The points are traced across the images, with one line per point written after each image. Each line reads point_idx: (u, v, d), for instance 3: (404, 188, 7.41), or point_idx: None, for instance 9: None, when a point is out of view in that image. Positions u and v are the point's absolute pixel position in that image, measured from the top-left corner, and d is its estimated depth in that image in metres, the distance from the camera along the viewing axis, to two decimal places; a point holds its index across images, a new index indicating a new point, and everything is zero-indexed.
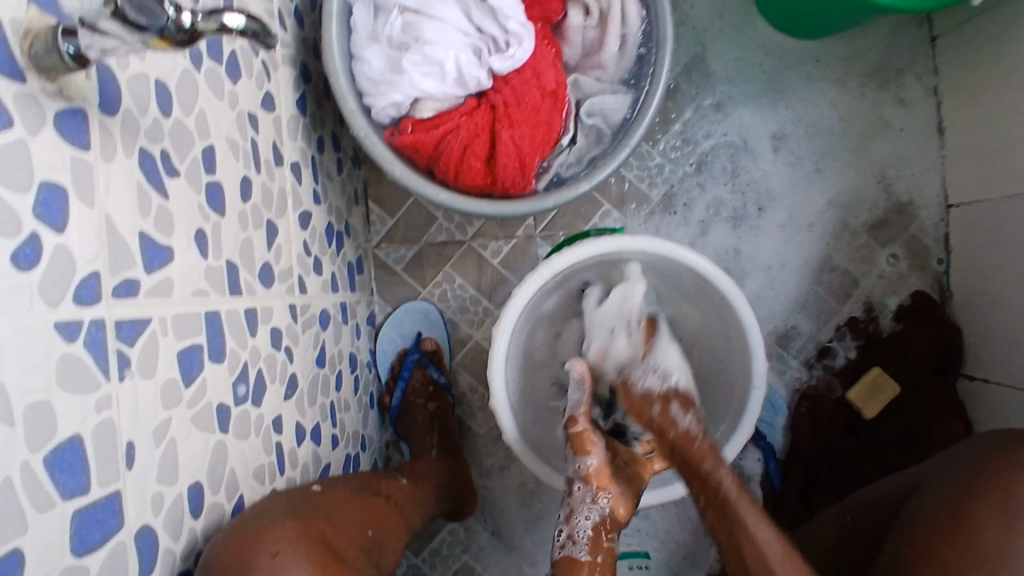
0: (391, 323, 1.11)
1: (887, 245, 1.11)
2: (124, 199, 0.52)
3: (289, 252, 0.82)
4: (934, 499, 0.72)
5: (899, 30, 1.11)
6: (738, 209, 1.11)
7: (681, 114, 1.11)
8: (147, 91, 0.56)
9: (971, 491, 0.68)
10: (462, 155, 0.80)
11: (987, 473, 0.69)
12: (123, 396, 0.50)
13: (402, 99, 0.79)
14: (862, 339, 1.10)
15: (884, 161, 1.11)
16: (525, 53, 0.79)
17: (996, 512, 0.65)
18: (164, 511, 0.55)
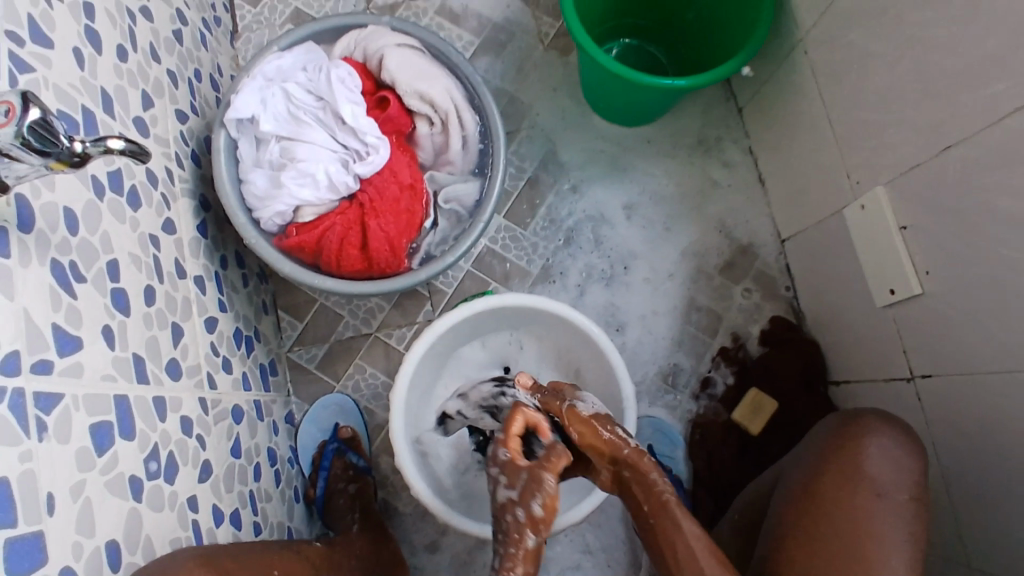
0: (308, 419, 1.20)
1: (739, 282, 1.28)
2: (39, 297, 0.64)
3: (196, 352, 0.93)
4: (791, 483, 0.85)
5: (709, 108, 1.35)
6: (607, 270, 1.27)
7: (544, 199, 1.30)
8: (57, 215, 0.69)
9: (819, 475, 0.82)
10: (341, 247, 0.94)
11: (830, 462, 0.83)
12: (42, 455, 0.59)
13: (285, 208, 0.95)
14: (734, 365, 1.24)
15: (721, 213, 1.31)
16: (383, 158, 0.96)
17: (842, 491, 0.80)
18: (84, 557, 0.62)
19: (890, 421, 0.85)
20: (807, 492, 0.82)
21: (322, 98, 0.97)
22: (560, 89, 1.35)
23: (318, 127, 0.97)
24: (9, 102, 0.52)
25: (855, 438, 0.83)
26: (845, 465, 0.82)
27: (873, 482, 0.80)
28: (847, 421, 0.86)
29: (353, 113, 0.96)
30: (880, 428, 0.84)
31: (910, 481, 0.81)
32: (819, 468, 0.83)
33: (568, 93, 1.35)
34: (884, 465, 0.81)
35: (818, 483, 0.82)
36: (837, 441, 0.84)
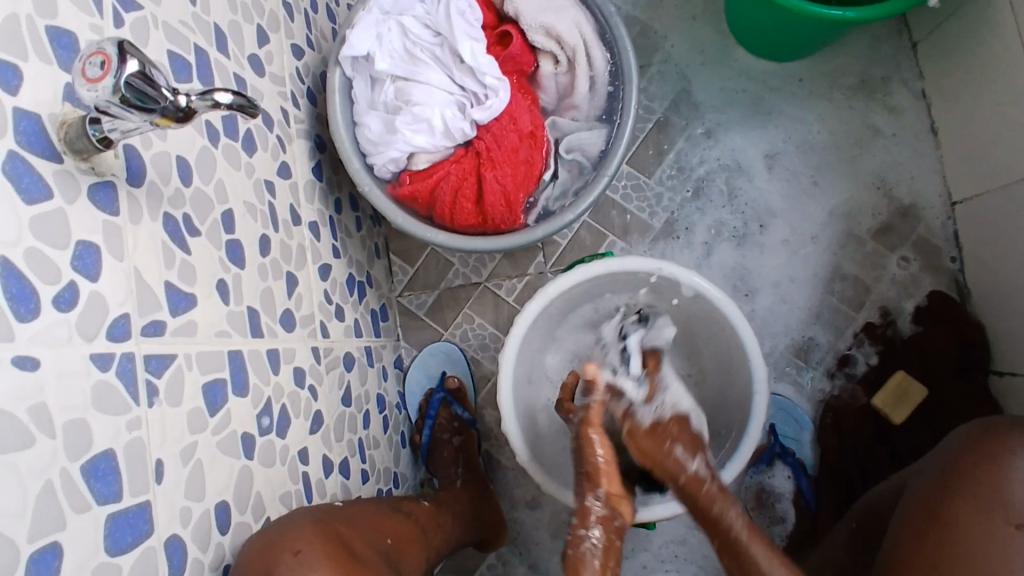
0: (417, 364, 1.19)
1: (895, 249, 1.12)
2: (150, 254, 0.62)
3: (310, 300, 0.92)
4: (917, 497, 0.73)
5: (877, 42, 1.15)
6: (740, 228, 1.15)
7: (673, 145, 1.18)
8: (169, 165, 0.67)
9: (949, 496, 0.70)
10: (455, 199, 0.89)
11: (961, 481, 0.70)
12: (152, 419, 0.59)
13: (399, 155, 0.89)
14: (881, 345, 1.10)
15: (880, 168, 1.13)
16: (502, 103, 0.87)
17: (973, 517, 0.67)
18: (192, 523, 0.62)
19: None
20: (928, 513, 0.70)
21: (441, 34, 0.89)
22: (699, 17, 1.19)
23: (435, 66, 0.90)
24: (105, 52, 0.48)
25: (994, 454, 0.70)
26: (979, 485, 0.69)
27: (1011, 507, 0.67)
28: (986, 433, 0.73)
29: (472, 50, 0.87)
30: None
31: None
32: (949, 487, 0.71)
33: (709, 24, 1.19)
34: None
35: (944, 502, 0.70)
36: (972, 456, 0.71)
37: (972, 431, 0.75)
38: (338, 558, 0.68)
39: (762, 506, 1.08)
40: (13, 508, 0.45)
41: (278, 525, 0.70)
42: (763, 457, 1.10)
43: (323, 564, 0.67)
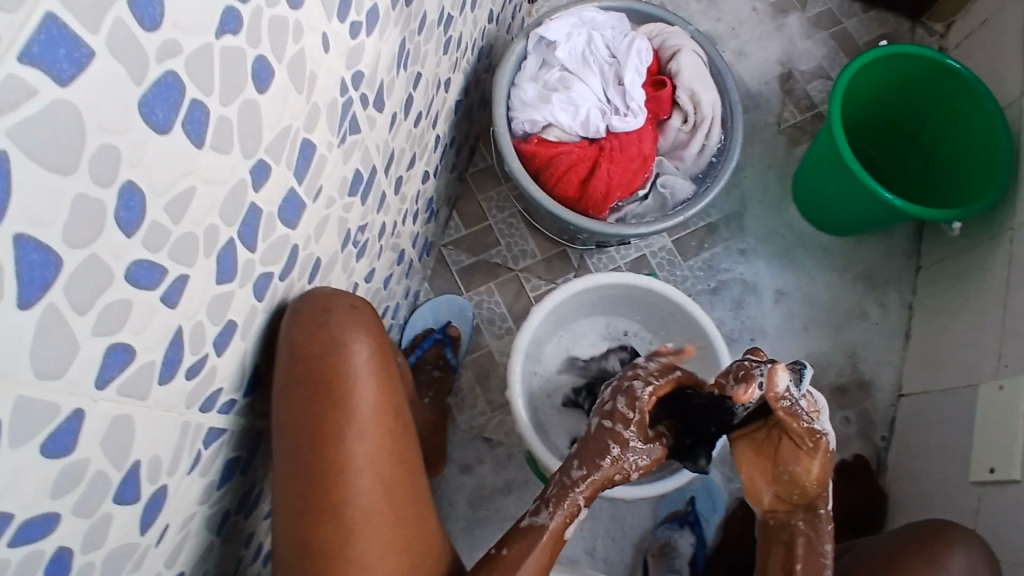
0: (429, 305, 1.30)
1: (843, 408, 1.33)
2: (388, 54, 0.78)
3: (410, 188, 1.06)
4: (875, 550, 0.90)
5: (892, 253, 1.42)
6: (734, 332, 1.36)
7: (712, 247, 1.40)
8: (421, 11, 0.84)
9: (904, 555, 0.86)
10: (566, 171, 1.06)
11: (917, 547, 0.86)
12: (333, 155, 0.71)
13: (540, 120, 1.08)
14: None
15: (856, 342, 1.37)
16: (636, 123, 1.09)
17: None
18: (305, 251, 0.72)
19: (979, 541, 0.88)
20: (886, 567, 0.86)
21: (614, 58, 1.12)
22: (773, 168, 1.46)
23: (598, 75, 1.11)
24: None
25: (941, 537, 0.87)
26: (923, 553, 0.86)
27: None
28: (937, 522, 0.90)
29: (632, 80, 1.10)
30: (970, 540, 0.87)
31: None
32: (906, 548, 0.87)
33: (778, 176, 1.46)
34: (967, 572, 0.84)
35: (902, 562, 0.86)
36: (927, 533, 0.88)
37: (922, 521, 0.90)
38: (379, 333, 0.75)
39: (662, 556, 1.19)
40: (273, 119, 0.57)
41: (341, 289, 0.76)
42: (677, 518, 1.24)
43: (369, 328, 0.73)
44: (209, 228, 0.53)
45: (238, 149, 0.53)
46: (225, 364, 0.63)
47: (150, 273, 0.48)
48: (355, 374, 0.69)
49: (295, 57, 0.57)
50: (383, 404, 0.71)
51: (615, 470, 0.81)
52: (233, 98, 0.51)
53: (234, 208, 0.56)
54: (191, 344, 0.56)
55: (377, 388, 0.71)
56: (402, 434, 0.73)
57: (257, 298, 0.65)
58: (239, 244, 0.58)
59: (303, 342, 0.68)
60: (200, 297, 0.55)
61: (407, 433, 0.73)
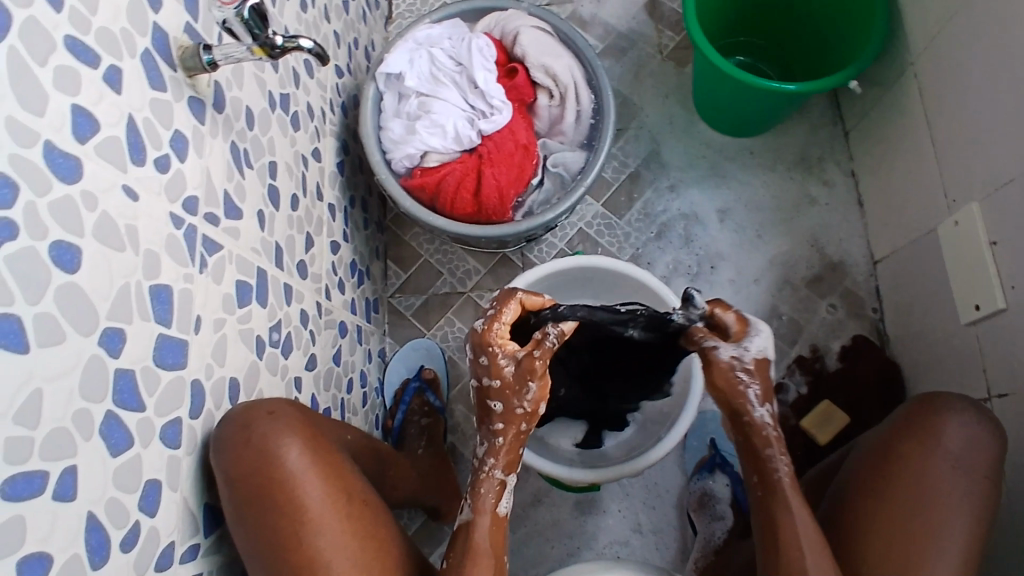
0: (398, 357, 1.31)
1: (825, 296, 1.30)
2: (219, 164, 0.78)
3: (320, 263, 1.06)
4: (869, 442, 0.87)
5: (816, 130, 1.39)
6: (694, 267, 1.33)
7: (642, 195, 1.39)
8: (240, 109, 0.84)
9: (897, 439, 0.84)
10: (457, 189, 1.06)
11: (908, 429, 0.84)
12: (199, 282, 0.71)
13: (414, 151, 1.08)
14: (810, 375, 1.25)
15: (814, 229, 1.33)
16: (504, 119, 1.08)
17: (923, 459, 0.81)
18: (212, 380, 0.72)
19: (974, 404, 0.85)
20: (881, 455, 0.84)
21: (461, 64, 1.11)
22: (671, 96, 1.44)
23: (453, 87, 1.11)
24: None
25: (935, 412, 0.84)
26: (919, 432, 0.83)
27: (948, 454, 0.81)
28: (928, 396, 0.87)
29: (485, 79, 1.09)
30: (962, 406, 0.84)
31: (984, 460, 0.81)
32: (897, 433, 0.85)
33: (678, 101, 1.43)
34: (963, 440, 0.82)
35: (896, 447, 0.83)
36: (919, 412, 0.85)
37: (912, 400, 0.88)
38: (307, 426, 0.77)
39: (702, 506, 1.17)
40: (103, 286, 0.57)
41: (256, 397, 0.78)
42: (705, 465, 1.21)
43: (295, 426, 0.76)
44: (77, 414, 0.53)
45: (73, 331, 0.54)
46: (165, 519, 0.64)
47: (28, 483, 0.49)
48: (296, 476, 0.72)
49: (99, 221, 0.58)
50: (332, 491, 0.74)
51: (515, 424, 0.79)
52: (42, 292, 0.51)
53: (98, 384, 0.56)
54: (113, 521, 0.57)
55: (322, 479, 0.74)
56: (360, 508, 0.76)
57: (172, 447, 0.65)
58: (122, 411, 0.58)
59: (236, 462, 0.70)
60: (101, 479, 0.56)
61: (366, 505, 0.77)
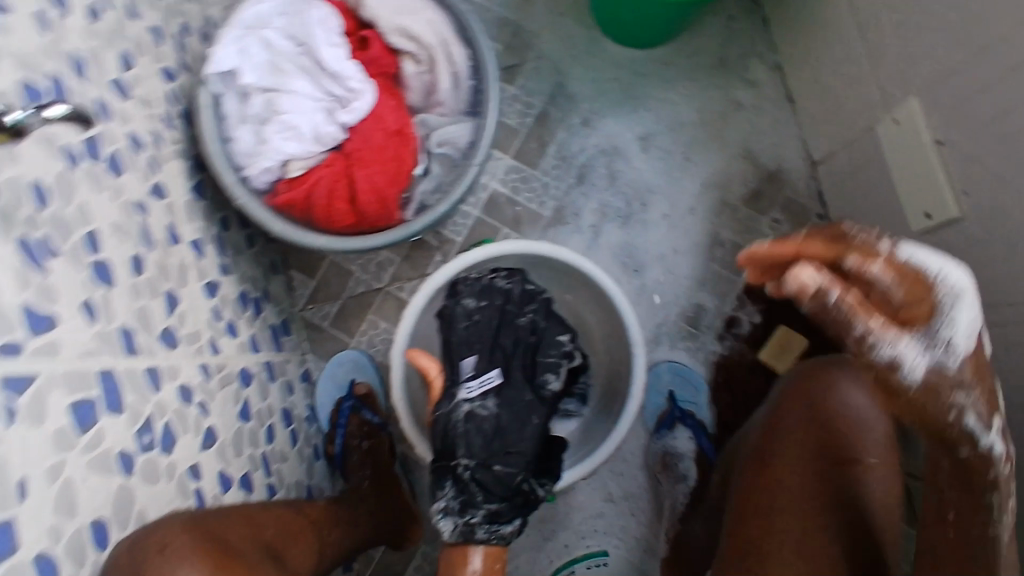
0: (325, 377, 1.19)
1: (765, 211, 1.18)
2: (6, 274, 0.61)
3: (195, 318, 0.93)
4: (754, 439, 0.89)
5: (733, 22, 1.23)
6: (623, 208, 1.21)
7: (554, 136, 1.23)
8: (21, 187, 0.66)
9: (787, 430, 0.85)
10: (330, 201, 0.90)
11: (794, 412, 0.86)
12: (11, 437, 0.57)
13: (273, 164, 0.90)
14: (762, 304, 1.17)
15: (745, 139, 1.20)
16: (367, 104, 0.91)
17: (816, 449, 0.82)
18: (64, 542, 0.61)
19: (859, 371, 0.87)
20: (768, 457, 0.84)
21: (302, 43, 0.93)
22: (566, 13, 1.25)
23: (301, 75, 0.92)
24: None
25: (823, 390, 0.86)
26: (822, 416, 0.84)
27: (846, 432, 0.82)
28: (807, 375, 0.89)
29: (334, 57, 0.91)
30: (846, 379, 0.86)
31: (880, 432, 0.84)
32: (778, 425, 0.87)
33: (576, 18, 1.25)
34: (852, 413, 0.84)
35: (779, 442, 0.85)
36: (807, 390, 0.87)
37: (798, 376, 0.89)
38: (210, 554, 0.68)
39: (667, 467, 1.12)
40: None
41: (152, 530, 0.68)
42: (665, 422, 1.15)
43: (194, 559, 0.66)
44: None
45: None
46: None
47: None
48: None
49: None
50: None
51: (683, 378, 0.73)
52: None
53: None
54: None
55: None
56: None
57: None
58: None
59: None
60: None
61: None
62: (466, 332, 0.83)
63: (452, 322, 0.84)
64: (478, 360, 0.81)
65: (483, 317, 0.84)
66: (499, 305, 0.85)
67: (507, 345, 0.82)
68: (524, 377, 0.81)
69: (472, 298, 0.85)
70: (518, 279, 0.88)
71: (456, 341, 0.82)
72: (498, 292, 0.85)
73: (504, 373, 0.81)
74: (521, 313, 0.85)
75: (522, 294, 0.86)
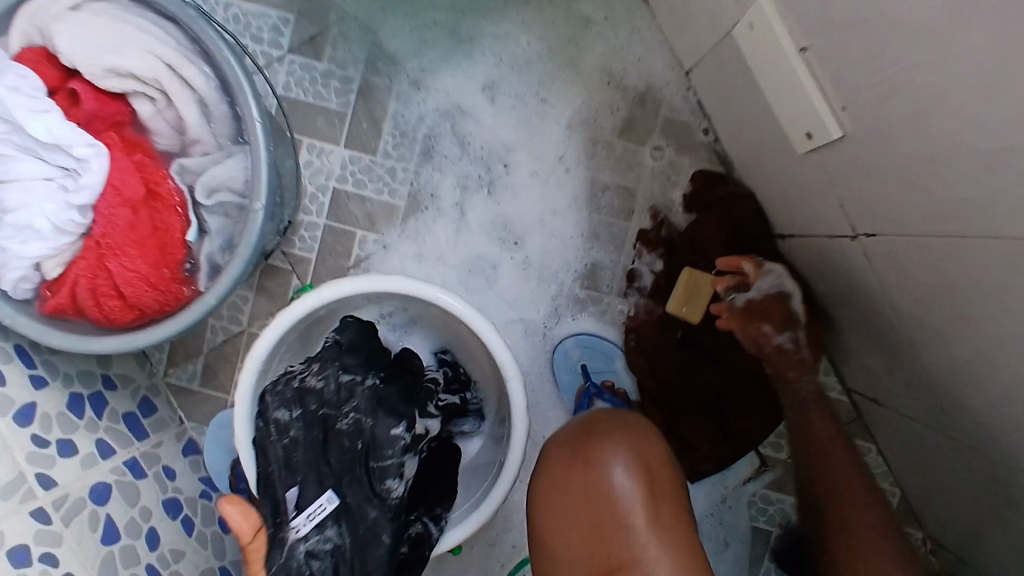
0: (212, 443, 1.08)
1: (645, 141, 1.02)
2: None
3: (10, 463, 0.78)
4: (550, 533, 0.66)
5: None
6: (484, 176, 1.04)
7: (386, 110, 1.04)
8: None
9: (569, 519, 0.65)
10: (98, 298, 0.74)
11: (568, 489, 0.66)
12: None
13: (23, 272, 0.72)
14: (661, 249, 1.01)
15: (603, 60, 1.02)
16: (98, 174, 0.73)
17: (619, 535, 0.62)
18: None
19: (631, 434, 0.67)
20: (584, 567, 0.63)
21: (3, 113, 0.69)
22: None
23: (19, 153, 0.71)
24: None
25: (587, 460, 0.66)
26: (589, 496, 0.64)
27: (626, 506, 0.63)
28: (585, 435, 0.68)
29: (47, 124, 0.70)
30: (618, 446, 0.66)
31: (670, 481, 0.66)
32: (573, 505, 0.65)
33: None
34: (633, 480, 0.64)
35: (582, 533, 0.64)
36: (569, 462, 0.67)
37: (560, 452, 0.68)
38: None
39: None
40: None
41: None
42: (582, 401, 1.00)
43: None
44: None
45: None
46: None
47: None
48: None
49: None
50: None
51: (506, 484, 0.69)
52: None
53: None
54: None
55: None
56: None
57: None
58: None
59: None
60: None
61: None
62: (285, 457, 0.64)
63: (264, 445, 0.66)
64: (304, 487, 0.63)
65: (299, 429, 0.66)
66: (314, 410, 0.67)
67: (335, 461, 0.65)
68: (362, 493, 0.65)
69: (283, 408, 0.67)
70: (333, 368, 0.70)
71: (270, 471, 0.64)
72: (310, 395, 0.67)
73: (339, 494, 0.64)
74: (342, 415, 0.67)
75: (339, 389, 0.68)
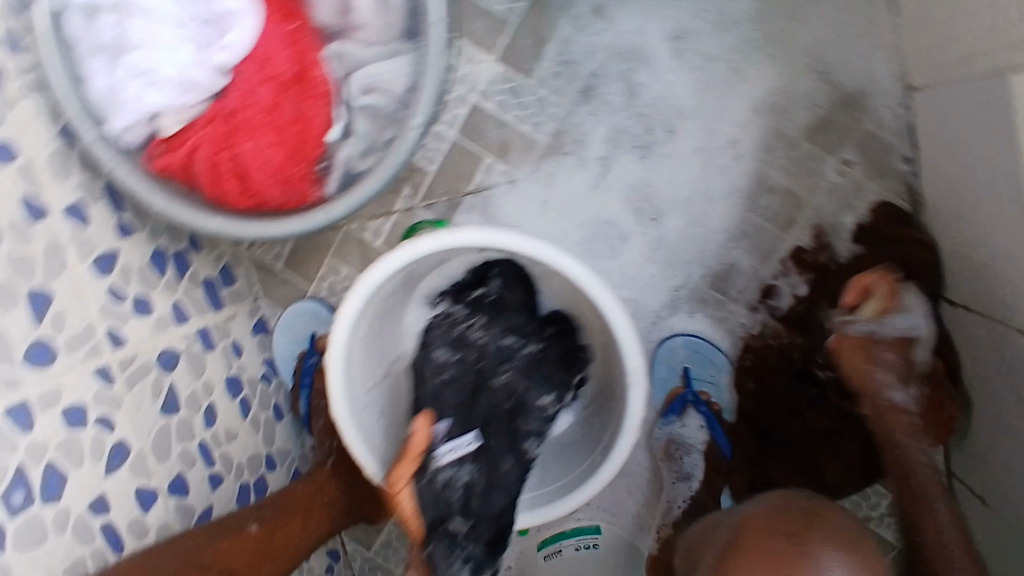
0: (281, 330, 1.03)
1: (834, 150, 0.90)
2: None
3: (84, 311, 0.67)
4: None
5: None
6: (642, 134, 0.92)
7: (555, 32, 0.92)
8: None
9: None
10: (216, 175, 0.67)
11: None
12: None
13: (136, 120, 0.65)
14: (812, 273, 0.91)
15: (817, 44, 0.89)
16: (247, 39, 0.66)
17: None
18: None
19: None
20: None
21: None
22: None
23: None
24: None
25: None
26: None
27: None
28: None
29: None
30: None
31: None
32: None
33: None
34: None
35: None
36: None
37: None
38: None
39: (669, 459, 0.92)
40: None
41: None
42: (674, 404, 0.93)
43: None
44: None
45: None
46: None
47: None
48: None
49: None
50: None
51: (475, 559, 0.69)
52: None
53: None
54: None
55: None
56: None
57: None
58: None
59: None
60: None
61: None
62: (441, 390, 0.77)
63: (427, 374, 0.78)
64: (453, 421, 0.75)
65: (455, 370, 0.79)
66: (473, 360, 0.79)
67: (483, 407, 0.76)
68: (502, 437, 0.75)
69: (447, 349, 0.80)
70: (496, 331, 0.80)
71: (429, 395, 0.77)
72: (473, 346, 0.80)
73: (483, 436, 0.75)
74: (498, 371, 0.79)
75: (499, 351, 0.80)
